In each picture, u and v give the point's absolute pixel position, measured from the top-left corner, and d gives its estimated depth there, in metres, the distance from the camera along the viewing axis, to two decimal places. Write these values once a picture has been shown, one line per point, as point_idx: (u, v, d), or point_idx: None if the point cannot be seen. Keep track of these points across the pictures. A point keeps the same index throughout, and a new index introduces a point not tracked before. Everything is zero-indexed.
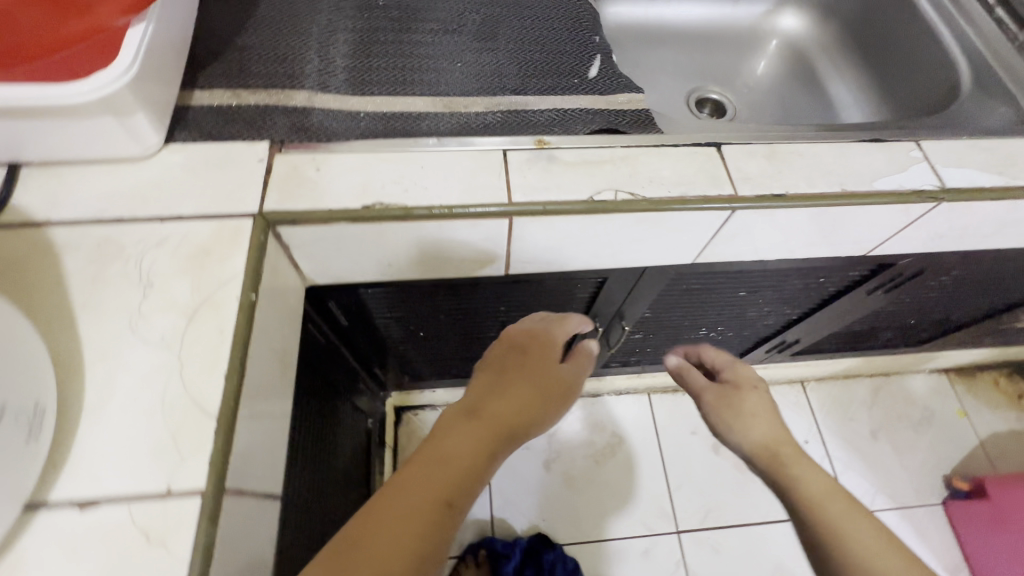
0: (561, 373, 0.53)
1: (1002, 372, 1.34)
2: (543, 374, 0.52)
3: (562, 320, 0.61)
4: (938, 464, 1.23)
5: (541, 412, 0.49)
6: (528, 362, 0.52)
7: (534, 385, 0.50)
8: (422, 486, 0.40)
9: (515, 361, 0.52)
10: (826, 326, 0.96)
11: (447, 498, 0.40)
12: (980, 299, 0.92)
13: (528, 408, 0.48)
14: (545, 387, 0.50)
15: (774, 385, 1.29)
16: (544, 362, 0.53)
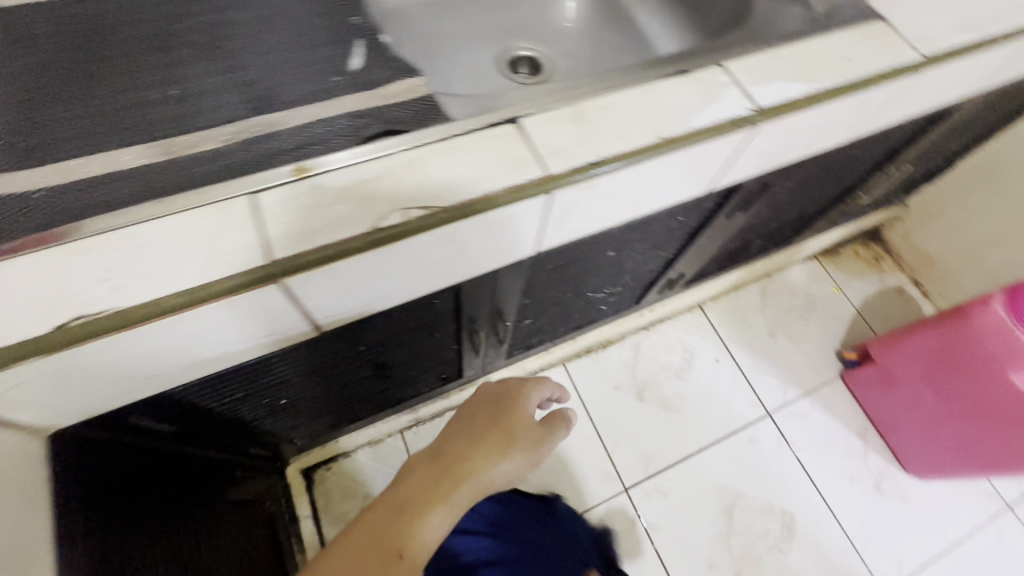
0: (533, 432, 0.57)
1: (859, 242, 1.48)
2: (514, 432, 0.56)
3: (540, 379, 0.64)
4: (830, 342, 1.33)
5: (504, 468, 0.53)
6: (500, 417, 0.57)
7: (504, 439, 0.55)
8: (385, 531, 0.44)
9: (490, 414, 0.58)
10: (703, 255, 0.97)
11: (400, 544, 0.44)
12: (825, 190, 0.96)
13: (492, 462, 0.52)
14: (512, 441, 0.55)
15: (676, 316, 1.32)
16: (516, 418, 0.58)
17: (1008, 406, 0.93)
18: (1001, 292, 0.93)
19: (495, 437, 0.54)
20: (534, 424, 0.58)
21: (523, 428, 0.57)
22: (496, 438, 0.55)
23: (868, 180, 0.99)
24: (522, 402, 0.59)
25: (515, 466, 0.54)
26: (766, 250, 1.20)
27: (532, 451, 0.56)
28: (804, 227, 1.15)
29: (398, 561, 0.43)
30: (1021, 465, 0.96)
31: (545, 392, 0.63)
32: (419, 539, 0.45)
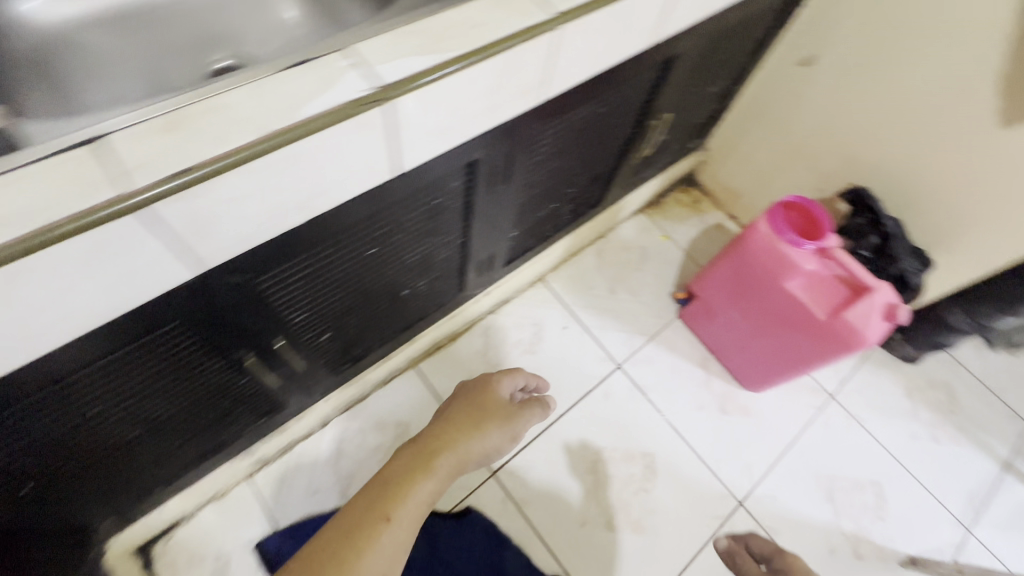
0: (506, 414, 0.78)
1: (678, 191, 1.60)
2: (488, 415, 0.76)
3: (508, 375, 0.87)
4: (666, 287, 1.42)
5: (484, 442, 0.72)
6: (480, 406, 0.77)
7: (484, 420, 0.75)
8: (383, 498, 0.60)
9: (473, 403, 0.77)
10: (503, 231, 1.00)
11: (385, 515, 0.58)
12: (599, 149, 1.02)
13: (475, 438, 0.71)
14: (490, 420, 0.75)
15: (522, 293, 1.36)
16: (492, 405, 0.79)
17: (787, 311, 1.04)
18: (763, 214, 1.05)
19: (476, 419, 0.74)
20: (506, 407, 0.79)
21: (495, 414, 0.76)
22: (474, 421, 0.74)
23: (640, 132, 1.06)
24: (492, 390, 0.82)
25: (489, 442, 0.73)
26: (583, 214, 1.27)
27: (500, 430, 0.76)
28: (609, 186, 1.22)
29: (381, 529, 0.57)
30: (815, 364, 1.06)
31: (515, 379, 0.88)
32: (411, 503, 0.61)
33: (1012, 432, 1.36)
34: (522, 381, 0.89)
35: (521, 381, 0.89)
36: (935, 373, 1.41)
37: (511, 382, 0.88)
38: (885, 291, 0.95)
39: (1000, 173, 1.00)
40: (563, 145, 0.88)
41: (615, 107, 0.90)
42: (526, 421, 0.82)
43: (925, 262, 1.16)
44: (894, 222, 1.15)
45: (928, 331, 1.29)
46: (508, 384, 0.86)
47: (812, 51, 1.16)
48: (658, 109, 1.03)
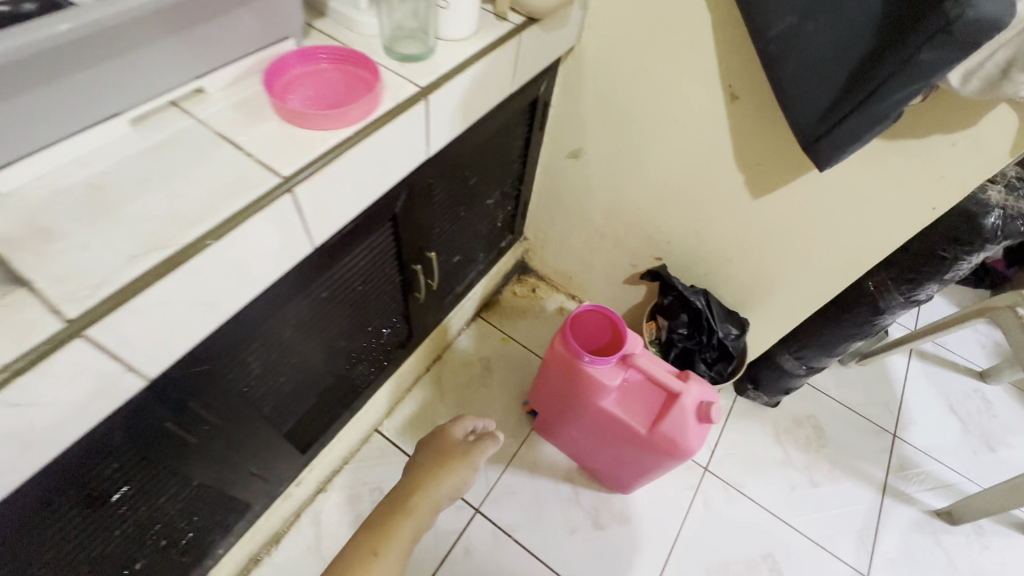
0: (465, 449, 0.92)
1: (513, 282, 1.53)
2: (453, 449, 0.92)
3: (461, 420, 1.00)
4: (515, 398, 1.32)
5: (453, 476, 0.87)
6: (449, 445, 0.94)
7: (450, 458, 0.90)
8: (372, 539, 0.74)
9: (438, 443, 0.92)
10: (269, 438, 0.84)
11: (370, 552, 0.72)
12: (362, 313, 0.90)
13: (440, 477, 0.85)
14: (453, 457, 0.90)
15: (356, 455, 1.20)
16: (450, 444, 0.93)
17: (610, 428, 0.96)
18: (557, 333, 0.96)
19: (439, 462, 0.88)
20: (470, 444, 0.93)
21: (461, 448, 0.92)
22: (442, 457, 0.90)
23: (412, 276, 0.97)
24: (448, 433, 0.96)
25: (457, 475, 0.87)
26: (395, 357, 1.15)
27: (468, 466, 0.90)
28: (413, 323, 1.12)
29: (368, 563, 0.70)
30: (653, 476, 1.00)
31: (471, 420, 0.99)
32: (394, 542, 0.74)
33: (882, 449, 1.36)
34: (478, 421, 1.01)
35: (477, 421, 1.01)
36: (799, 409, 1.39)
37: (465, 424, 1.00)
38: (692, 389, 0.89)
39: (769, 237, 0.99)
40: (295, 340, 0.76)
41: (349, 280, 0.80)
42: (484, 452, 0.93)
43: (741, 323, 1.12)
44: (700, 294, 1.10)
45: (773, 378, 1.27)
46: (462, 426, 1.00)
47: (576, 145, 1.13)
48: (422, 251, 0.94)
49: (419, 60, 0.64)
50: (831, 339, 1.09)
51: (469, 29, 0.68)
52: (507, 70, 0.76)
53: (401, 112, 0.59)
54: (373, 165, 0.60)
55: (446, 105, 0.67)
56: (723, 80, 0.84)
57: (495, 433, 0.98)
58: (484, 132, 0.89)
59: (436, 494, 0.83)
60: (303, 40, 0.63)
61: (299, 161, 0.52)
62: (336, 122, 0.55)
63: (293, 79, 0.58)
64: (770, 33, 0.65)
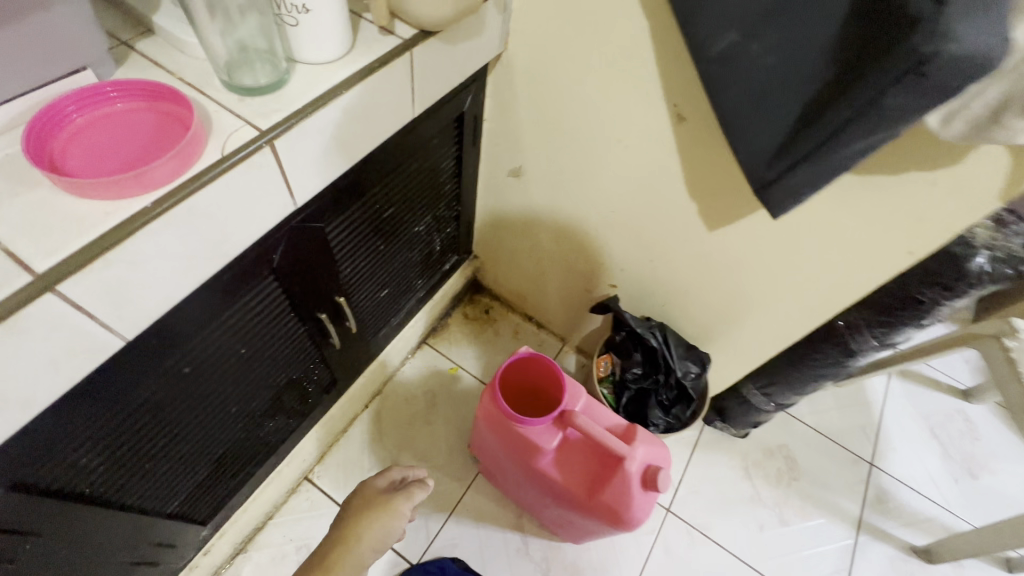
0: (388, 498, 0.83)
1: (465, 304, 1.40)
2: (377, 498, 0.83)
3: (388, 467, 0.89)
4: (461, 436, 1.21)
5: (376, 533, 0.79)
6: (373, 496, 0.84)
7: (372, 519, 0.80)
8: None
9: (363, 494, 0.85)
10: (143, 524, 0.73)
11: None
12: (256, 373, 0.78)
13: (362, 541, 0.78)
14: (376, 519, 0.80)
15: (282, 508, 1.09)
16: (373, 496, 0.84)
17: (549, 492, 0.85)
18: (486, 388, 0.85)
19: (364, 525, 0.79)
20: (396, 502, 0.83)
21: (384, 506, 0.82)
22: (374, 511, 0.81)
23: (322, 324, 0.84)
24: (370, 488, 0.86)
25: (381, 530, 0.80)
26: (319, 403, 1.03)
27: (394, 522, 0.81)
28: (336, 368, 0.99)
29: None
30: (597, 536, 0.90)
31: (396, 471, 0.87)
32: None
33: (857, 481, 1.27)
34: (406, 470, 0.89)
35: (401, 470, 0.88)
36: (770, 438, 1.29)
37: (391, 474, 0.88)
38: (637, 454, 0.79)
39: (728, 272, 0.88)
40: (152, 423, 0.64)
41: (223, 346, 0.67)
42: (411, 498, 0.83)
43: (702, 361, 1.00)
44: (655, 330, 1.00)
45: (740, 411, 1.16)
46: (388, 475, 0.88)
47: (516, 162, 1.00)
48: (330, 294, 0.82)
49: (266, 92, 0.51)
50: (798, 376, 0.98)
51: (336, 48, 0.54)
52: (400, 94, 0.63)
53: (230, 166, 0.46)
54: (202, 233, 0.48)
55: (309, 146, 0.54)
56: (667, 97, 0.71)
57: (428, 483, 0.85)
58: (393, 162, 0.76)
59: (360, 550, 0.78)
60: (111, 69, 0.49)
61: (65, 250, 0.39)
62: (129, 190, 0.42)
63: (81, 126, 0.45)
64: (710, 51, 0.53)
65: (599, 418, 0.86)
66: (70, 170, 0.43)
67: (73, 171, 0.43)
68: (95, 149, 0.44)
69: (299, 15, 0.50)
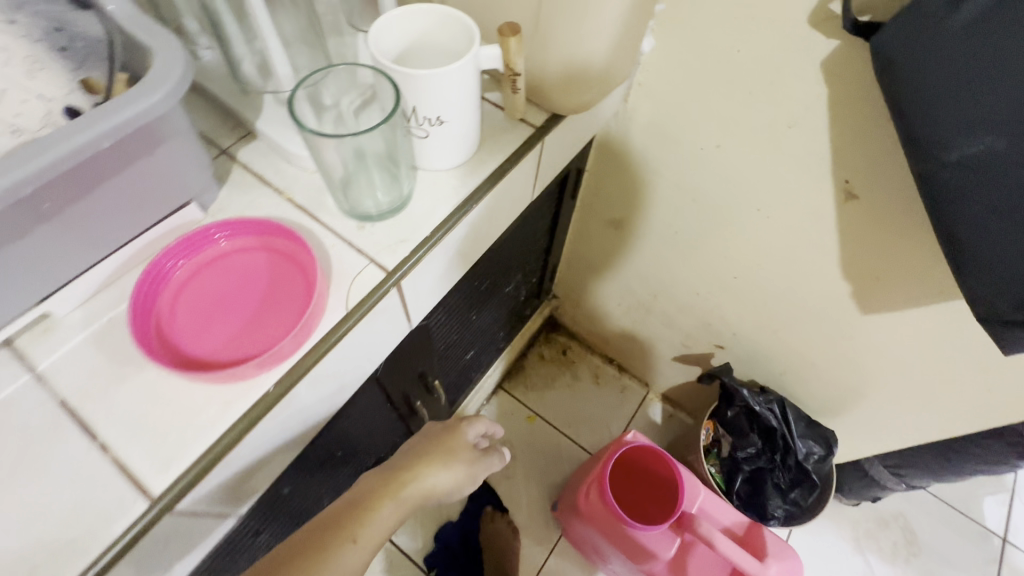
0: (469, 453, 0.58)
1: (541, 341, 1.32)
2: (460, 452, 0.58)
3: (477, 416, 0.64)
4: (541, 493, 1.15)
5: (443, 478, 0.54)
6: (453, 441, 0.58)
7: (438, 452, 0.56)
8: (329, 524, 0.46)
9: (446, 435, 0.58)
10: None
11: (355, 534, 0.45)
12: (350, 464, 0.72)
13: (424, 473, 0.53)
14: (447, 456, 0.56)
15: None
16: (455, 447, 0.58)
17: None
18: (594, 481, 0.78)
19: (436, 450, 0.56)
20: (476, 450, 0.60)
21: (459, 451, 0.58)
22: (443, 451, 0.56)
23: (414, 405, 0.78)
24: (461, 427, 0.60)
25: (443, 481, 0.54)
26: None
27: (460, 477, 0.56)
28: None
29: (345, 552, 0.44)
30: None
31: (486, 421, 0.64)
32: (374, 527, 0.47)
33: (986, 559, 1.12)
34: (490, 425, 0.65)
35: (494, 426, 0.66)
36: (884, 505, 1.16)
37: (479, 423, 0.63)
38: (770, 572, 0.70)
39: (876, 355, 0.75)
40: (254, 544, 0.59)
41: (323, 457, 0.61)
42: (489, 468, 0.61)
43: (827, 440, 0.88)
44: (774, 406, 0.88)
45: (859, 485, 1.02)
46: (478, 427, 0.62)
47: (619, 214, 0.89)
48: (423, 376, 0.75)
49: (390, 215, 0.43)
50: (947, 465, 0.84)
51: (466, 151, 0.45)
52: (525, 184, 0.53)
53: (358, 320, 0.39)
54: (322, 390, 0.40)
55: (431, 270, 0.45)
56: (836, 170, 0.58)
57: (506, 456, 0.64)
58: (503, 238, 0.67)
59: (428, 494, 0.53)
60: (215, 193, 0.42)
61: (185, 459, 0.33)
62: (257, 368, 0.35)
63: (186, 279, 0.39)
64: (949, 155, 0.41)
65: (717, 519, 0.76)
66: (189, 344, 0.36)
67: (190, 346, 0.36)
68: (209, 310, 0.38)
69: (431, 126, 0.41)
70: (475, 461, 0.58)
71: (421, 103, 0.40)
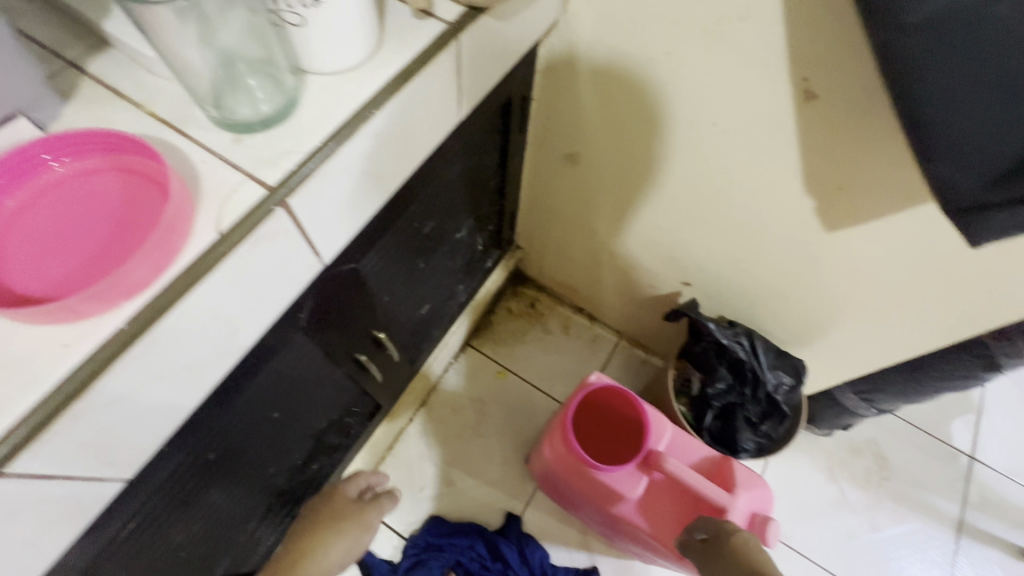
0: (357, 509, 0.73)
1: (507, 296, 1.27)
2: (348, 513, 0.73)
3: (354, 474, 0.78)
4: (515, 448, 1.12)
5: (340, 547, 0.70)
6: (343, 508, 0.74)
7: (329, 524, 0.71)
8: None
9: (330, 505, 0.73)
10: None
11: None
12: (296, 426, 0.68)
13: (322, 544, 0.68)
14: (342, 522, 0.71)
15: None
16: (342, 508, 0.73)
17: (640, 541, 0.75)
18: (557, 425, 0.75)
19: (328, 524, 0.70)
20: (361, 507, 0.74)
21: (348, 514, 0.72)
22: (332, 519, 0.71)
23: (362, 362, 0.73)
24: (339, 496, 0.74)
25: (343, 544, 0.70)
26: (363, 431, 0.93)
27: (357, 536, 0.72)
28: (378, 396, 0.89)
29: None
30: None
31: (368, 475, 0.78)
32: None
33: (955, 478, 1.14)
34: (375, 477, 0.79)
35: (372, 476, 0.78)
36: (856, 433, 1.16)
37: (358, 482, 0.77)
38: (739, 504, 0.67)
39: (841, 275, 0.72)
40: (188, 513, 0.55)
41: (254, 418, 0.56)
42: (381, 511, 0.75)
43: (797, 370, 0.86)
44: (742, 339, 0.86)
45: (830, 414, 1.01)
46: (357, 483, 0.77)
47: (573, 146, 0.83)
48: (368, 329, 0.70)
49: (271, 125, 0.37)
50: (916, 385, 0.82)
51: (360, 49, 0.39)
52: (446, 95, 0.47)
53: (234, 245, 0.33)
54: (210, 332, 0.35)
55: (335, 192, 0.39)
56: (792, 67, 0.53)
57: (394, 496, 0.77)
58: (438, 170, 0.61)
59: (324, 561, 0.68)
60: (57, 108, 0.36)
61: (16, 411, 0.28)
62: (103, 302, 0.29)
63: (19, 212, 0.32)
64: (911, 17, 0.35)
65: (686, 455, 0.74)
66: (19, 282, 0.30)
67: (22, 284, 0.30)
68: (45, 243, 0.31)
69: (305, 10, 0.34)
70: (364, 513, 0.73)
71: None
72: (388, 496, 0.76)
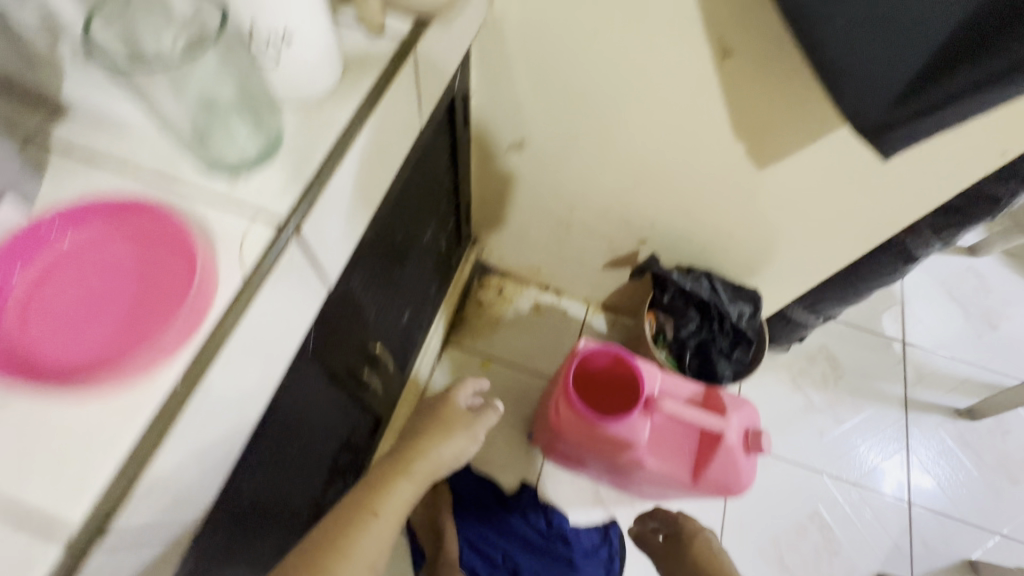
0: (466, 417, 0.68)
1: (475, 288, 1.29)
2: (459, 419, 0.67)
3: (460, 382, 0.75)
4: (515, 429, 1.16)
5: (455, 445, 0.63)
6: (452, 411, 0.68)
7: (444, 423, 0.65)
8: (352, 505, 0.51)
9: (442, 409, 0.68)
10: None
11: (371, 509, 0.50)
12: (315, 452, 0.68)
13: (440, 441, 0.62)
14: (455, 423, 0.65)
15: None
16: (451, 413, 0.67)
17: (653, 480, 0.82)
18: (561, 395, 0.79)
19: (440, 425, 0.65)
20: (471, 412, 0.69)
21: (462, 417, 0.67)
22: (443, 424, 0.65)
23: (362, 377, 0.75)
24: (450, 400, 0.70)
25: (461, 443, 0.64)
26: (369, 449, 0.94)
27: (471, 442, 0.65)
28: (378, 406, 0.89)
29: (369, 524, 0.49)
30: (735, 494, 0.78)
31: (471, 385, 0.75)
32: (394, 501, 0.52)
33: (895, 362, 1.30)
34: (477, 384, 0.76)
35: (478, 383, 0.76)
36: (809, 343, 1.30)
37: (466, 388, 0.74)
38: (732, 424, 0.75)
39: (776, 206, 0.81)
40: (237, 554, 0.56)
41: (280, 450, 0.57)
42: (488, 423, 0.69)
43: (753, 299, 0.96)
44: (702, 280, 0.94)
45: (786, 332, 1.13)
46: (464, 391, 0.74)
47: (517, 134, 0.86)
48: (364, 344, 0.71)
49: (265, 159, 0.38)
50: (853, 289, 0.94)
51: (330, 75, 0.41)
52: (409, 107, 0.49)
53: (262, 283, 0.34)
54: (252, 373, 0.36)
55: (335, 217, 0.41)
56: (709, 29, 0.59)
57: (497, 406, 0.70)
58: (404, 179, 0.63)
59: (441, 457, 0.61)
60: (36, 185, 0.35)
61: (97, 481, 0.29)
62: (155, 357, 0.31)
63: (41, 291, 0.33)
64: None
65: (678, 393, 0.81)
66: (67, 354, 0.32)
67: (68, 355, 0.31)
68: (73, 314, 0.33)
69: (282, 48, 0.37)
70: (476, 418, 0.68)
71: (262, 15, 0.35)
72: (493, 405, 0.70)
